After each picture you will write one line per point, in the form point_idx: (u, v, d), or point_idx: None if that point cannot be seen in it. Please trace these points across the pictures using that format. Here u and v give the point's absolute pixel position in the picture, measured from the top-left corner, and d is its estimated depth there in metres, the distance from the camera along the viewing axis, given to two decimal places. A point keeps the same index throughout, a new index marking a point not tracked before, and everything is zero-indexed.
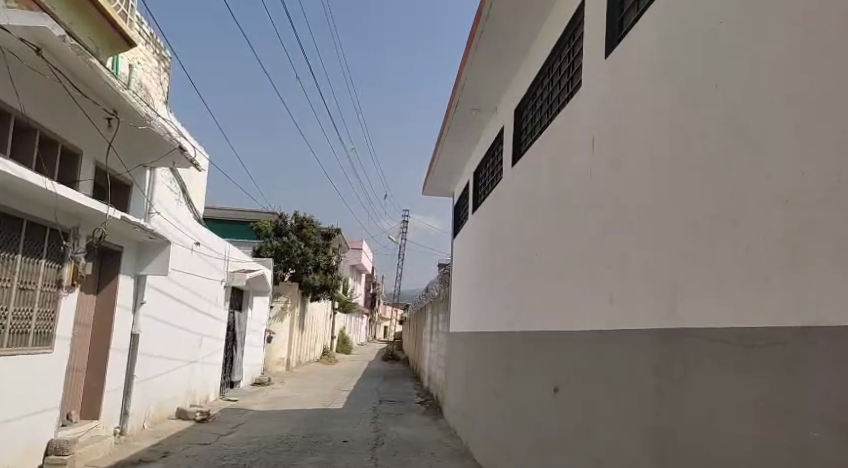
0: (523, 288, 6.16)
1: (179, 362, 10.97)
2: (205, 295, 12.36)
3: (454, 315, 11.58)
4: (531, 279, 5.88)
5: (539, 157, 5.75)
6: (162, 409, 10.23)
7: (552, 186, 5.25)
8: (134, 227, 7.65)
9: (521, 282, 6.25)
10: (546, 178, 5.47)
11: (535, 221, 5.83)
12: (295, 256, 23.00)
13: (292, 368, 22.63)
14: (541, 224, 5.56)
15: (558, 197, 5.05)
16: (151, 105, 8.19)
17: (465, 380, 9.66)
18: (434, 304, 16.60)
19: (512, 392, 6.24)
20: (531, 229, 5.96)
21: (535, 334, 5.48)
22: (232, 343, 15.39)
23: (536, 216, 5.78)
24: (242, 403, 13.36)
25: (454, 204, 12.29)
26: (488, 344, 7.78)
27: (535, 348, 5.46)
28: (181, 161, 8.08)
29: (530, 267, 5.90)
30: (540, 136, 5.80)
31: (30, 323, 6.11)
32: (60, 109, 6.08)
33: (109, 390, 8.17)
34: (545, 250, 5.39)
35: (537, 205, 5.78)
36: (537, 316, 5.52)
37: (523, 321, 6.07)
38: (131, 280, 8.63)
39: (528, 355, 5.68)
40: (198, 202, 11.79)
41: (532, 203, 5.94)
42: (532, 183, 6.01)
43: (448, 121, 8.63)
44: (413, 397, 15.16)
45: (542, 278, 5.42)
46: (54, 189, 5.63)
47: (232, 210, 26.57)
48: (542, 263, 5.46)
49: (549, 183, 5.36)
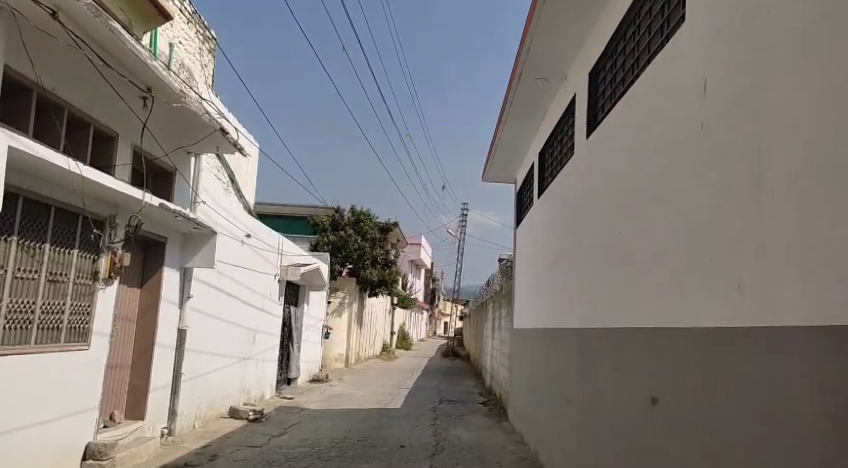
0: (605, 278, 5.26)
1: (231, 359, 10.58)
2: (258, 289, 11.96)
3: (518, 310, 10.72)
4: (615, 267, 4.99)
5: (625, 122, 4.84)
6: (214, 408, 9.83)
7: (643, 153, 4.37)
8: (175, 216, 7.16)
9: (601, 271, 5.39)
10: (636, 146, 4.56)
11: (619, 199, 4.92)
12: (352, 250, 22.56)
13: (351, 365, 22.22)
14: (630, 203, 4.65)
15: (653, 165, 4.16)
16: (194, 87, 7.71)
17: (532, 383, 8.78)
18: (496, 299, 15.75)
19: (593, 400, 5.37)
20: (614, 208, 5.08)
21: (623, 333, 4.63)
22: (289, 339, 15.06)
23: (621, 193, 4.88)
24: (297, 402, 12.93)
25: (517, 191, 11.43)
26: (559, 342, 6.93)
27: (624, 350, 4.58)
28: (225, 145, 7.55)
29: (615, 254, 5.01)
30: (625, 97, 4.89)
31: (62, 317, 5.71)
32: (88, 85, 5.61)
33: (155, 389, 7.76)
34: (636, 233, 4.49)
35: (622, 180, 4.88)
36: (625, 310, 4.66)
37: (606, 318, 5.19)
38: (177, 273, 8.22)
39: (614, 358, 4.80)
40: (248, 192, 11.38)
41: (617, 177, 5.03)
42: (613, 155, 5.14)
43: (509, 96, 7.79)
44: (476, 397, 14.35)
45: (633, 265, 4.52)
46: (80, 171, 5.14)
47: (288, 206, 26.41)
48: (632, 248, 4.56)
49: (638, 150, 4.48)
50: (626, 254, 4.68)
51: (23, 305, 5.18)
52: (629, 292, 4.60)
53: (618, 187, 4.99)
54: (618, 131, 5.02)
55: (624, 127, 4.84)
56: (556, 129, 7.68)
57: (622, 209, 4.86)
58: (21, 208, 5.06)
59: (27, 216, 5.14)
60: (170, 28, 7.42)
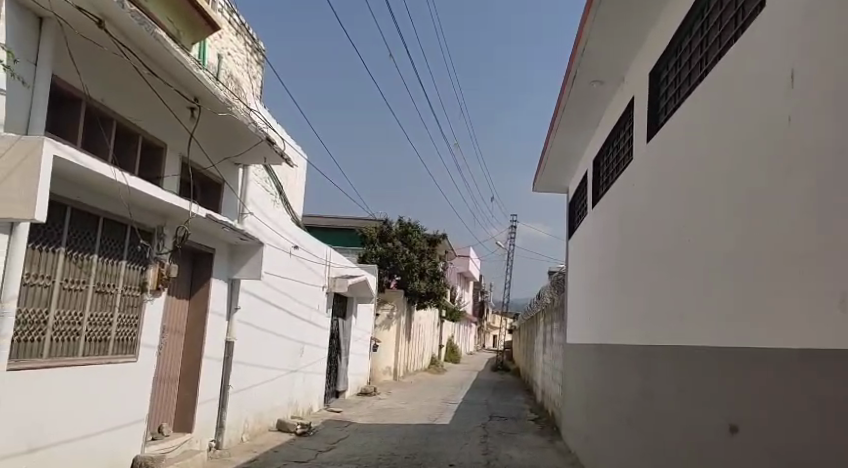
0: (670, 291, 4.89)
1: (278, 372, 10.51)
2: (306, 301, 11.92)
3: (571, 324, 10.30)
4: (681, 278, 4.61)
5: (691, 122, 4.49)
6: (262, 421, 9.75)
7: (714, 155, 4.01)
8: (222, 228, 7.11)
9: (665, 284, 5.01)
10: (705, 147, 4.20)
11: (686, 205, 4.56)
12: (400, 261, 22.59)
13: (399, 378, 22.01)
14: (699, 209, 4.28)
15: (725, 168, 3.81)
16: (242, 98, 7.70)
17: (587, 403, 8.36)
18: (547, 312, 15.30)
19: (656, 423, 4.98)
20: (679, 216, 4.73)
21: (692, 352, 4.25)
22: (337, 352, 14.97)
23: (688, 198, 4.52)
24: (345, 416, 12.77)
25: (569, 201, 11.04)
26: (618, 360, 6.52)
27: (694, 371, 4.20)
28: (272, 156, 7.49)
29: (681, 264, 4.63)
30: (692, 96, 4.53)
31: (109, 329, 5.68)
32: (137, 95, 5.61)
33: (203, 402, 7.70)
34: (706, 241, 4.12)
35: (690, 184, 4.50)
36: (694, 327, 4.28)
37: (670, 333, 4.81)
38: (224, 285, 8.19)
39: (683, 379, 4.42)
40: (295, 204, 11.37)
41: (683, 181, 4.67)
42: (678, 160, 4.79)
43: (562, 101, 7.48)
44: (527, 414, 13.88)
45: (704, 277, 4.14)
46: (126, 181, 5.10)
47: (337, 218, 26.54)
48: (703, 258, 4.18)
49: (708, 153, 4.13)
50: (695, 265, 4.32)
51: (71, 317, 5.16)
52: (699, 307, 4.22)
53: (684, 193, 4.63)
54: (684, 132, 4.67)
55: (691, 128, 4.49)
56: (612, 135, 7.32)
57: (690, 215, 4.50)
58: (69, 220, 5.06)
59: (75, 227, 5.13)
60: (218, 38, 7.45)
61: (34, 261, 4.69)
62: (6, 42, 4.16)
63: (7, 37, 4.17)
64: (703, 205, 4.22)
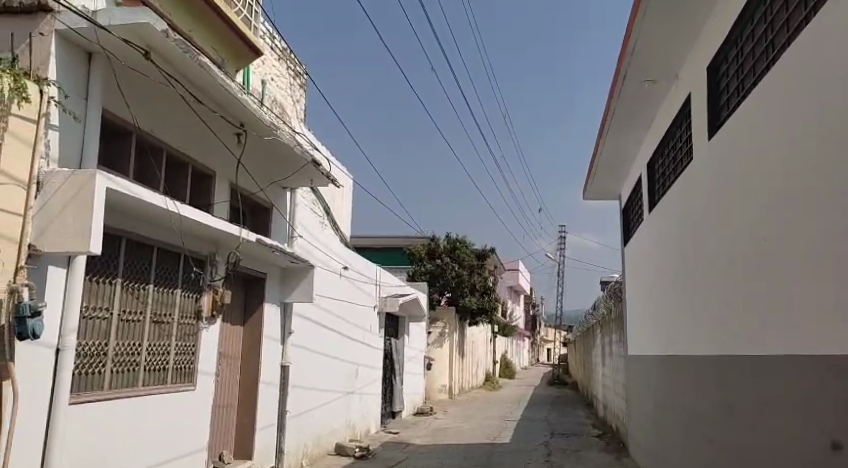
0: (745, 295, 4.57)
1: (335, 395, 10.44)
2: (358, 321, 11.86)
3: (632, 335, 9.90)
4: (757, 281, 4.30)
5: (759, 114, 4.20)
6: (321, 445, 9.68)
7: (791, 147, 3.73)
8: (273, 252, 7.11)
9: (739, 289, 4.69)
10: (777, 139, 3.91)
11: (756, 203, 4.28)
12: (450, 277, 22.40)
13: (455, 396, 21.71)
14: (774, 205, 3.99)
15: (805, 160, 3.52)
16: (287, 121, 7.73)
17: (656, 417, 7.96)
18: (605, 323, 14.84)
19: (740, 438, 4.64)
20: (751, 215, 4.43)
21: (779, 361, 3.93)
22: (391, 372, 14.86)
23: (760, 195, 4.23)
24: (403, 436, 12.61)
25: (622, 206, 10.70)
26: (689, 371, 6.16)
27: (782, 382, 3.87)
28: (318, 177, 7.48)
29: (755, 266, 4.33)
30: (758, 86, 4.24)
31: (168, 358, 5.69)
32: (185, 124, 5.66)
33: (261, 427, 7.66)
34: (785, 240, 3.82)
35: (761, 179, 4.21)
36: (780, 334, 3.96)
37: (748, 341, 4.49)
38: (277, 309, 8.18)
39: (769, 390, 4.09)
40: (343, 224, 11.38)
41: (752, 177, 4.38)
42: (744, 156, 4.50)
43: (611, 104, 7.22)
44: (591, 429, 13.41)
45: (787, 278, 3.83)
46: (178, 209, 5.12)
47: (385, 238, 26.62)
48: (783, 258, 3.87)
49: (782, 145, 3.84)
50: (775, 266, 4.01)
51: (130, 348, 5.18)
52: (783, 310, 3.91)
53: (755, 190, 4.34)
54: (749, 126, 4.39)
55: (759, 122, 4.21)
56: (666, 135, 7.02)
57: (763, 212, 4.20)
58: (124, 251, 5.09)
59: (130, 257, 5.17)
60: (261, 64, 7.53)
61: (92, 293, 4.72)
62: (57, 79, 4.25)
63: (58, 74, 4.25)
64: (777, 201, 3.92)
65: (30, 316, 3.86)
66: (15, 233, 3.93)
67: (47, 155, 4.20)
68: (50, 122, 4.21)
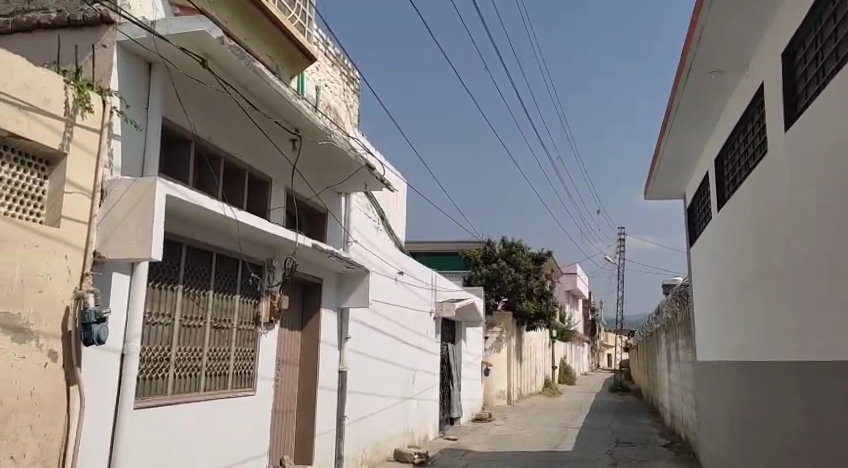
0: (830, 299, 4.21)
1: (393, 400, 10.40)
2: (415, 327, 11.82)
3: (700, 339, 9.47)
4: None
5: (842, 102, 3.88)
6: (379, 451, 9.64)
7: None
8: (329, 257, 7.13)
9: (823, 291, 4.35)
10: None
11: (843, 197, 3.96)
12: (507, 282, 22.13)
13: (514, 402, 21.38)
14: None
15: None
16: (341, 127, 7.75)
17: (729, 427, 7.54)
18: (670, 327, 14.30)
19: (828, 452, 4.28)
20: (836, 211, 4.10)
21: None
22: (449, 378, 14.74)
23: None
24: (462, 443, 12.45)
25: (687, 206, 10.27)
26: (766, 379, 5.79)
27: None
28: (372, 181, 7.48)
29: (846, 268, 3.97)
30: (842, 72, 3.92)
31: (228, 363, 5.74)
32: (241, 131, 5.72)
33: (321, 433, 7.66)
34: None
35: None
36: None
37: (836, 347, 4.15)
38: (334, 314, 8.20)
39: None
40: (398, 229, 11.37)
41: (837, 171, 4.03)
42: (828, 147, 4.17)
43: (675, 98, 6.90)
44: (657, 438, 12.91)
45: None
46: (235, 215, 5.15)
47: (439, 243, 26.59)
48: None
49: None
50: None
51: (192, 353, 5.25)
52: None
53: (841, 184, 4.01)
54: (833, 114, 4.03)
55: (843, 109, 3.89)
56: (735, 129, 6.65)
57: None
58: (185, 258, 5.17)
59: (190, 264, 5.24)
60: (315, 71, 7.60)
61: (154, 299, 4.80)
62: (119, 89, 4.34)
63: (119, 84, 4.34)
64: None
65: (96, 322, 3.94)
66: (80, 241, 4.02)
67: (109, 164, 4.28)
68: (112, 132, 4.30)
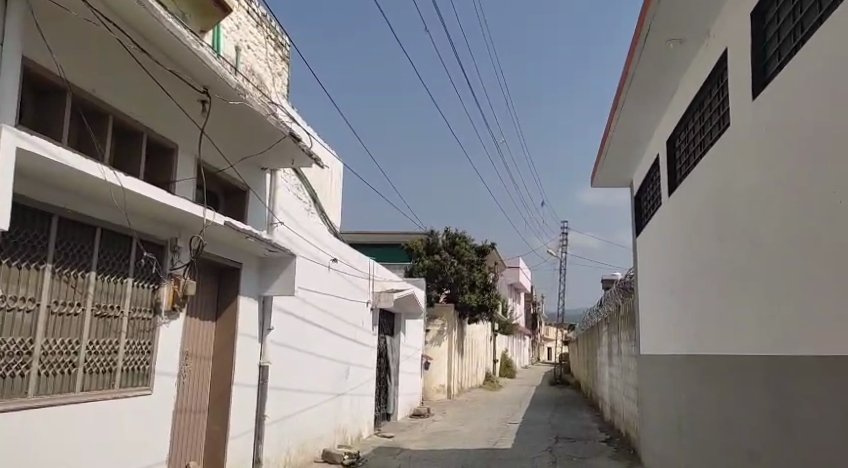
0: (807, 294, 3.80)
1: (323, 397, 9.64)
2: (349, 317, 11.10)
3: (644, 332, 9.11)
4: (838, 266, 3.45)
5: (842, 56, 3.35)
6: (307, 451, 8.87)
7: None
8: (246, 238, 6.34)
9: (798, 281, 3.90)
10: None
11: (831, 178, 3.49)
12: (449, 273, 21.65)
13: (454, 396, 20.95)
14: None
15: None
16: (265, 94, 6.94)
17: (675, 426, 7.14)
18: (612, 320, 14.04)
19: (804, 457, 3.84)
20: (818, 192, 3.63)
21: None
22: (385, 372, 14.08)
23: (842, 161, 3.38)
24: (398, 441, 11.79)
25: (634, 194, 9.92)
26: (723, 376, 5.35)
27: None
28: (297, 153, 6.76)
29: (835, 248, 3.47)
30: (839, 11, 3.38)
31: (115, 358, 4.88)
32: (135, 85, 4.87)
33: (235, 435, 6.83)
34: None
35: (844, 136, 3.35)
36: None
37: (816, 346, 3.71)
38: (255, 303, 7.39)
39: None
40: (331, 214, 10.64)
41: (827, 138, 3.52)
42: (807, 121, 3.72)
43: (629, 70, 6.41)
44: (597, 434, 12.63)
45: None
46: (121, 181, 4.31)
47: (383, 232, 25.88)
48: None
49: None
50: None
51: (65, 345, 4.38)
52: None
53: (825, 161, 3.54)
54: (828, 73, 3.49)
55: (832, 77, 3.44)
56: (692, 105, 6.19)
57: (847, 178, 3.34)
58: (56, 231, 4.29)
59: (64, 240, 4.36)
60: (235, 29, 6.71)
61: (10, 280, 3.92)
62: None
63: None
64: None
65: None
66: None
67: None
68: None
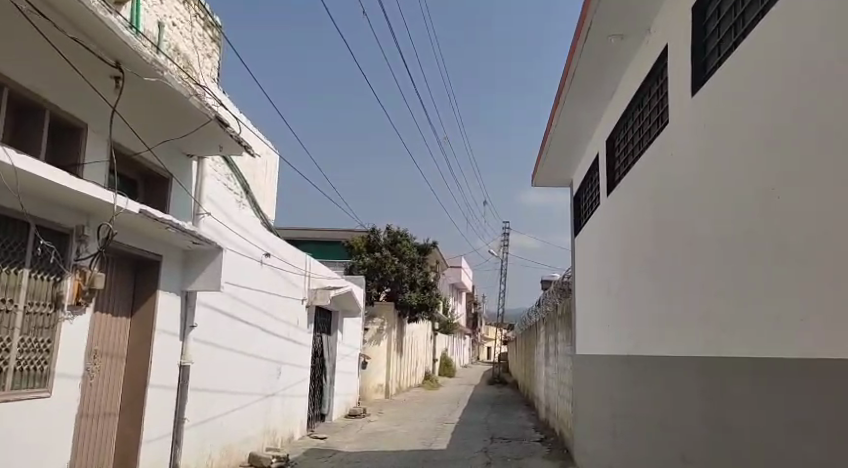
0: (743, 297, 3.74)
1: (251, 398, 9.20)
2: (282, 315, 10.67)
3: (580, 332, 9.09)
4: (775, 264, 3.38)
5: (781, 49, 3.29)
6: (232, 455, 8.43)
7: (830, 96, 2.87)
8: (166, 228, 5.90)
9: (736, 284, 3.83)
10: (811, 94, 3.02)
11: (771, 177, 3.41)
12: (389, 272, 21.39)
13: (392, 395, 20.68)
14: (811, 164, 3.03)
15: None
16: (191, 76, 6.49)
17: (609, 427, 7.11)
18: (549, 320, 14.09)
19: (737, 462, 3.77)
20: (757, 192, 3.56)
21: (813, 368, 3.03)
22: (320, 371, 13.69)
23: (779, 157, 3.32)
24: (331, 442, 11.45)
25: (573, 194, 9.91)
26: (657, 377, 5.29)
27: (819, 393, 2.96)
28: (225, 140, 6.35)
29: (772, 247, 3.40)
30: (779, 6, 3.32)
31: (7, 357, 4.39)
32: (37, 56, 4.42)
33: (149, 439, 6.37)
34: (831, 204, 2.88)
35: (782, 132, 3.29)
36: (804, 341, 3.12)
37: (752, 348, 3.65)
38: (177, 298, 6.93)
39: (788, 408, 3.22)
40: (266, 207, 10.21)
41: (766, 134, 3.46)
42: (748, 118, 3.65)
43: (572, 65, 6.31)
44: (532, 433, 12.63)
45: (831, 244, 2.88)
46: (13, 161, 3.85)
47: (323, 229, 25.38)
48: (828, 224, 2.90)
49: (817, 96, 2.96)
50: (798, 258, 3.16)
51: None
52: (822, 294, 2.96)
53: (764, 159, 3.48)
54: (767, 68, 3.43)
55: (773, 72, 3.37)
56: (632, 104, 6.14)
57: (784, 175, 3.28)
58: None
59: None
60: (159, 4, 6.24)
61: None
62: None
63: None
64: (819, 157, 2.97)
65: None
66: None
67: None
68: None
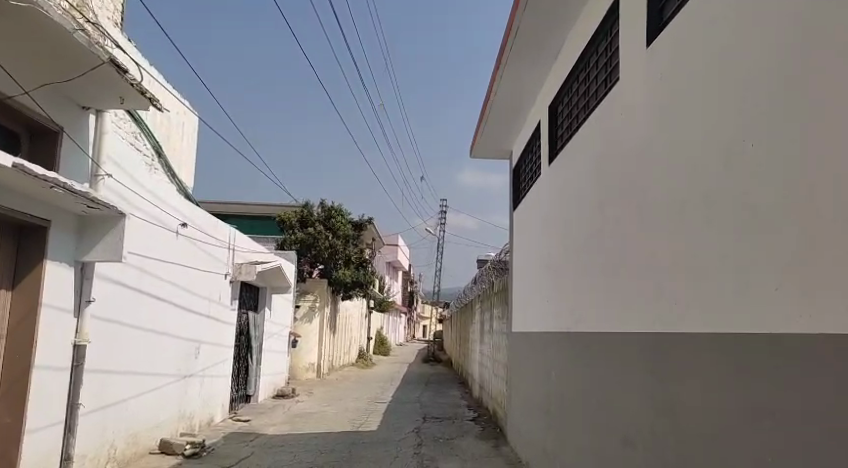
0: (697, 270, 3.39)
1: (163, 379, 8.46)
2: (201, 291, 9.90)
3: (517, 310, 8.78)
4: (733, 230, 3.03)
5: None
6: (139, 443, 7.70)
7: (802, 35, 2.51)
8: (51, 188, 5.09)
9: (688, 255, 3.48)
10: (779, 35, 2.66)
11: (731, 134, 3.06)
12: (322, 248, 20.67)
13: (324, 375, 19.99)
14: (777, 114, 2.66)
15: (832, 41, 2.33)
16: (86, 13, 5.67)
17: (545, 407, 6.79)
18: (485, 298, 13.81)
19: (683, 448, 3.46)
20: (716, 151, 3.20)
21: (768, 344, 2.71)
22: (245, 351, 12.95)
23: (742, 109, 2.95)
24: (254, 425, 10.82)
25: (513, 167, 9.54)
26: (598, 356, 4.97)
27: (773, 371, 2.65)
28: (125, 89, 5.57)
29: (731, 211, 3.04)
30: None
31: None
32: None
33: (33, 429, 5.60)
34: (802, 156, 2.49)
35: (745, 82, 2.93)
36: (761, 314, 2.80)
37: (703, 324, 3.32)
38: (70, 269, 6.12)
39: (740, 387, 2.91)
40: (182, 173, 9.38)
41: (729, 81, 3.08)
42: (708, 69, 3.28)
43: (515, 22, 5.86)
44: (465, 412, 12.38)
45: (796, 203, 2.53)
46: None
47: (255, 203, 24.32)
48: (796, 180, 2.52)
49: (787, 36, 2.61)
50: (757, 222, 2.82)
51: None
52: (785, 260, 2.60)
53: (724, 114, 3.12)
54: (733, 9, 3.05)
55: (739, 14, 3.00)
56: (578, 66, 5.74)
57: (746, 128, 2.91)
58: None
59: None
60: None
61: None
62: None
63: None
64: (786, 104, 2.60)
65: None
66: None
67: None
68: None
